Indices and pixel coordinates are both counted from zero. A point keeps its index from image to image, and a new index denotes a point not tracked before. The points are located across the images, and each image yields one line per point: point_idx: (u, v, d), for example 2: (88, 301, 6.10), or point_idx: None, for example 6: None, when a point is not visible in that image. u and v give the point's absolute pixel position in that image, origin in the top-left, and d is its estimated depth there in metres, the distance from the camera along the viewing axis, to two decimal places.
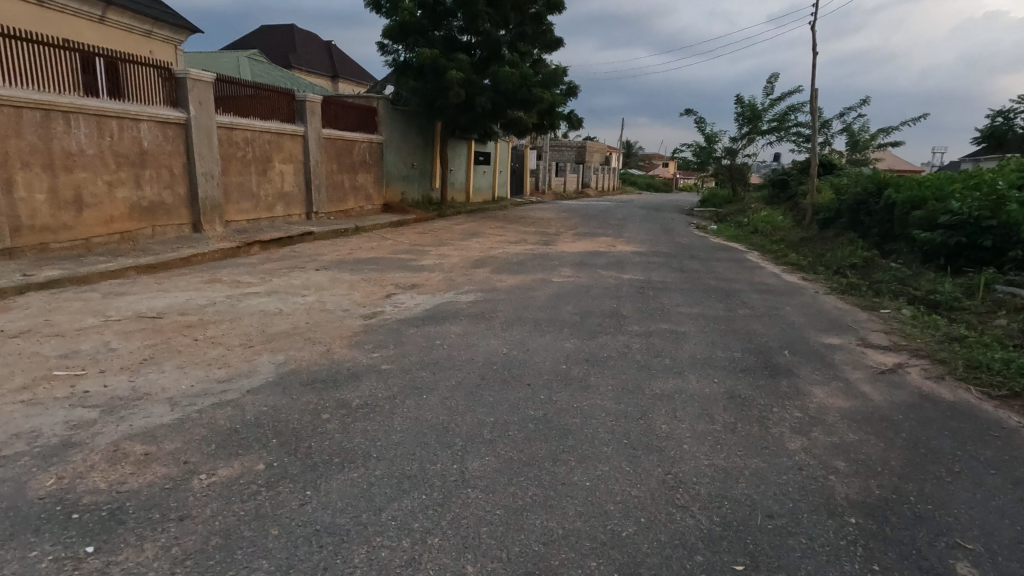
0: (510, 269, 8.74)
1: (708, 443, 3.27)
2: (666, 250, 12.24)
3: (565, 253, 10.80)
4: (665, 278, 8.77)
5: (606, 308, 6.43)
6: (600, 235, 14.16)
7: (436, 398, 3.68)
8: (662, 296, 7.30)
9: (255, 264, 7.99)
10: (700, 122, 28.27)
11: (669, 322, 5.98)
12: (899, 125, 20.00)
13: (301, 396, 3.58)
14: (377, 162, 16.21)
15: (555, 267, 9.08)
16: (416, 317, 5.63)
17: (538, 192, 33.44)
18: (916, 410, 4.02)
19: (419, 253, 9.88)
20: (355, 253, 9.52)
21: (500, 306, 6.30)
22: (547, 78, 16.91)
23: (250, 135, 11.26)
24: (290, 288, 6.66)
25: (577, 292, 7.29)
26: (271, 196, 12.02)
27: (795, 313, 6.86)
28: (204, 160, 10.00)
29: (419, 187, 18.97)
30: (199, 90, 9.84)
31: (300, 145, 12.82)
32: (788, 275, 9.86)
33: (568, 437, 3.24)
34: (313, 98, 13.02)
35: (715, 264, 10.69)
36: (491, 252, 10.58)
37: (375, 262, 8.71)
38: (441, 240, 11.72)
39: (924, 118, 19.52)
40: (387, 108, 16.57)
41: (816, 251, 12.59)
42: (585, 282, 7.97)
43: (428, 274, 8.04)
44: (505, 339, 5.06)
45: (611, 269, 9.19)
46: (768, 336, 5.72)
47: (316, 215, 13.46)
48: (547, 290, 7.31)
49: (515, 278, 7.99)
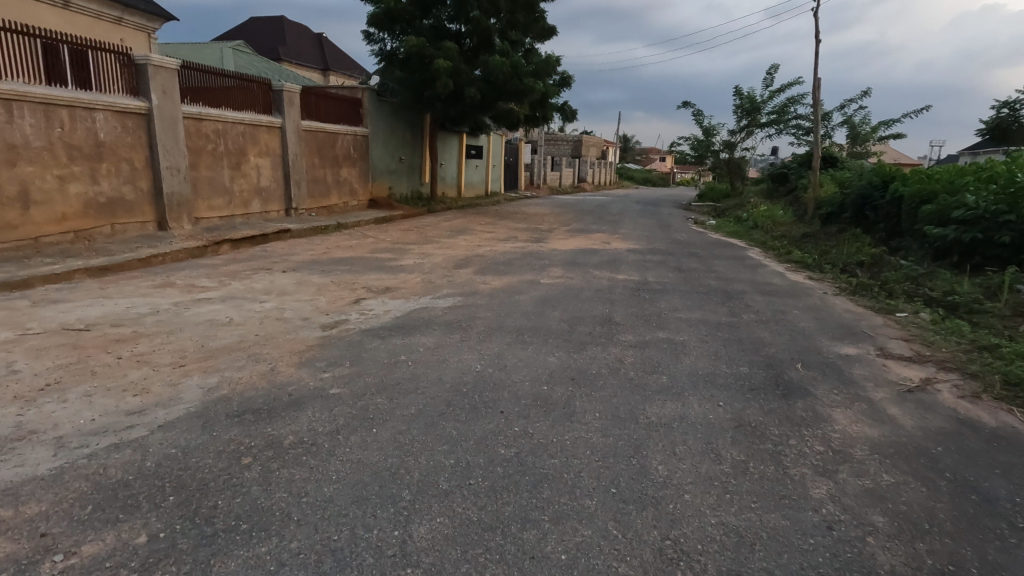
0: (495, 269, 8.12)
1: (715, 492, 2.69)
2: (663, 247, 11.62)
3: (556, 251, 10.18)
4: (662, 278, 8.16)
5: (597, 314, 5.82)
6: (594, 232, 13.55)
7: (388, 432, 3.07)
8: (659, 300, 6.70)
9: (218, 265, 7.36)
10: (699, 115, 27.72)
11: (666, 331, 5.38)
12: (903, 116, 20.79)
13: (222, 432, 2.96)
14: (362, 156, 15.54)
15: (545, 267, 8.48)
16: (383, 327, 5.01)
17: (533, 187, 32.80)
18: (957, 439, 3.43)
19: (401, 252, 9.27)
20: (332, 252, 8.89)
21: (479, 313, 5.68)
22: (540, 68, 16.18)
23: (221, 127, 10.60)
24: (250, 292, 6.04)
25: (566, 295, 6.67)
26: (246, 192, 11.36)
27: (805, 318, 6.26)
28: (169, 153, 9.34)
29: (407, 182, 18.32)
30: (162, 78, 9.17)
31: (277, 137, 12.14)
32: (793, 274, 9.28)
33: (543, 487, 2.65)
34: (291, 88, 12.33)
35: (714, 262, 10.09)
36: (478, 251, 9.96)
37: (351, 262, 8.09)
38: (426, 238, 11.11)
39: (929, 109, 20.13)
40: (373, 99, 15.90)
41: (821, 248, 12.00)
42: (576, 284, 7.37)
43: (406, 275, 7.42)
44: (481, 353, 4.45)
45: (604, 269, 8.59)
46: (778, 346, 5.11)
47: (296, 212, 12.81)
48: (533, 293, 6.70)
49: (499, 279, 7.37)
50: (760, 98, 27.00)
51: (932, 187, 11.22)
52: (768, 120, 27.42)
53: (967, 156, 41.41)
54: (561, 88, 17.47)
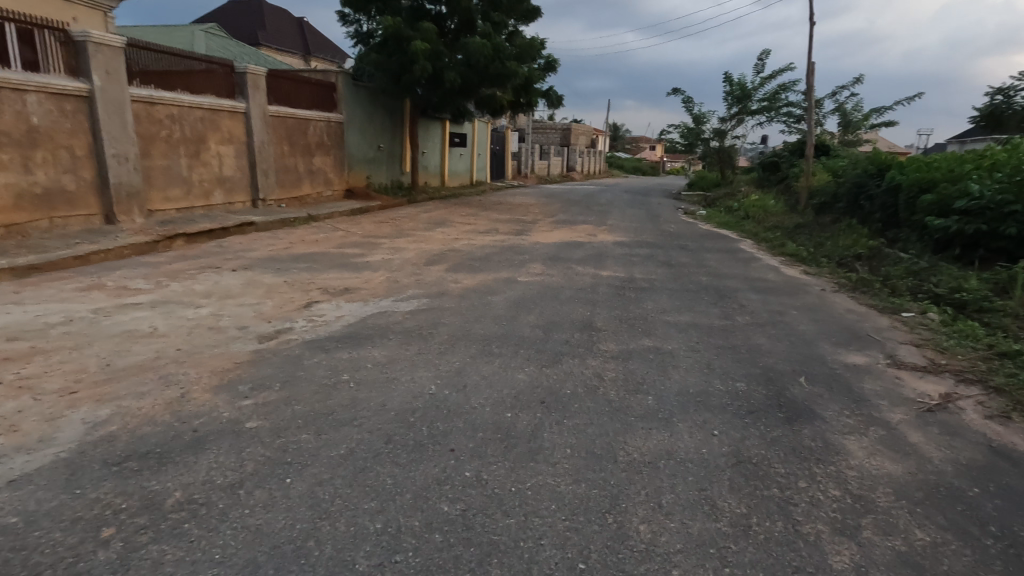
0: (470, 265, 7.50)
1: (711, 567, 2.11)
2: (651, 240, 11.04)
3: (538, 245, 9.57)
4: (650, 275, 7.59)
5: (577, 319, 5.23)
6: (580, 223, 12.94)
7: (304, 485, 2.45)
8: (646, 300, 6.13)
9: (162, 264, 6.68)
10: (688, 103, 27.16)
11: (653, 338, 4.79)
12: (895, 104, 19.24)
13: (89, 489, 2.34)
14: (336, 144, 14.76)
15: (524, 262, 7.88)
16: (331, 337, 4.38)
17: (521, 176, 32.08)
18: (995, 477, 2.88)
19: (369, 247, 8.62)
20: (294, 247, 8.22)
21: (444, 319, 5.06)
22: (523, 51, 15.41)
23: (177, 111, 9.82)
24: (187, 295, 5.37)
25: (544, 295, 6.07)
26: (207, 182, 10.60)
27: (805, 320, 5.73)
28: (115, 140, 8.58)
29: (387, 172, 17.59)
30: (105, 57, 8.38)
31: (242, 123, 11.37)
32: (788, 269, 8.78)
33: (491, 563, 2.06)
34: (256, 69, 11.54)
35: (705, 256, 9.53)
36: (454, 245, 9.33)
37: (312, 258, 7.43)
38: (401, 231, 10.46)
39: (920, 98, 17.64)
40: (348, 84, 15.11)
41: (816, 240, 11.50)
42: (556, 282, 6.77)
43: (370, 273, 6.78)
44: (438, 369, 3.84)
45: (588, 264, 8.01)
46: (778, 355, 4.56)
47: (263, 203, 12.07)
48: (509, 293, 6.10)
49: (472, 277, 6.76)
50: (750, 85, 26.42)
51: (931, 176, 10.73)
52: (759, 107, 26.87)
53: (956, 144, 41.23)
54: (546, 72, 16.77)
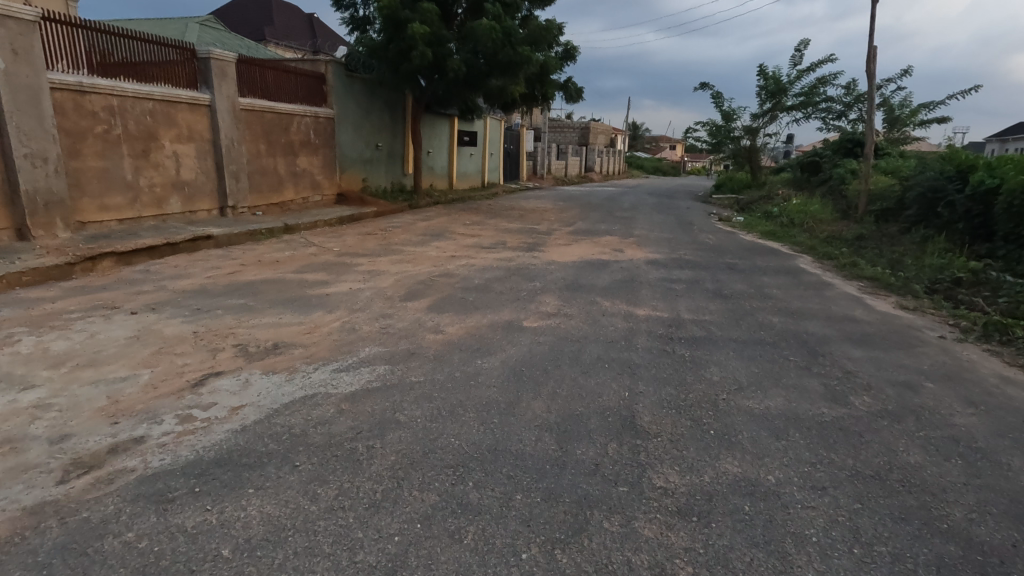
0: (461, 300, 5.68)
1: None
2: (691, 256, 9.10)
3: (554, 266, 7.72)
4: (702, 313, 5.66)
5: (609, 410, 3.37)
6: (603, 235, 11.05)
7: None
8: (708, 363, 4.23)
9: (46, 301, 4.97)
10: (718, 98, 25.07)
11: (737, 458, 2.90)
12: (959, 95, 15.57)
13: None
14: (325, 142, 13.05)
15: (534, 294, 6.06)
16: (193, 467, 2.56)
17: (537, 177, 30.17)
18: None
19: (340, 271, 6.86)
20: (242, 272, 6.48)
21: (401, 410, 3.23)
22: (537, 35, 13.53)
23: (119, 102, 8.16)
24: (30, 363, 3.62)
25: (559, 357, 4.21)
26: (161, 186, 8.94)
27: (956, 403, 3.78)
28: (28, 136, 6.91)
29: (387, 173, 15.86)
30: (13, 33, 6.71)
31: (205, 119, 9.69)
32: (874, 300, 6.84)
33: None
34: (223, 55, 9.87)
35: (761, 280, 7.62)
36: (449, 266, 7.53)
37: (257, 291, 5.69)
38: (388, 246, 8.71)
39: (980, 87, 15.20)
40: (340, 75, 13.42)
41: (890, 257, 9.49)
42: (576, 329, 4.92)
43: (324, 315, 5.01)
44: (355, 567, 2.02)
45: (617, 296, 6.16)
46: (963, 502, 2.64)
47: (234, 210, 10.39)
48: (511, 353, 4.24)
49: (461, 322, 4.94)
50: (787, 78, 24.26)
51: None
52: (796, 103, 24.65)
53: (1005, 139, 38.39)
54: (564, 62, 14.93)
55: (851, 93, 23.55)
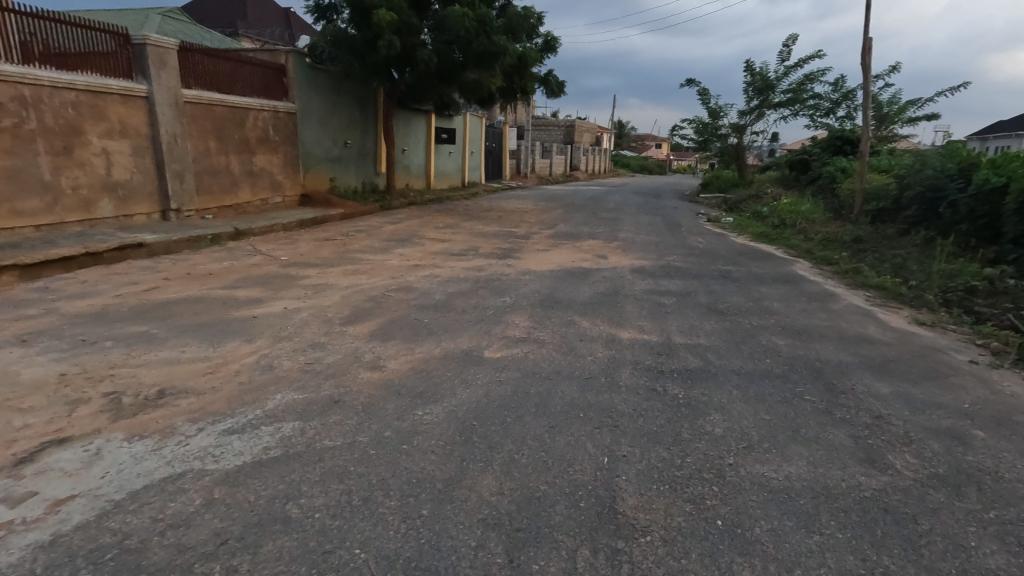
0: (414, 323, 4.82)
1: None
2: (680, 263, 8.31)
3: (529, 277, 6.86)
4: (695, 335, 4.85)
5: (582, 489, 2.53)
6: (585, 239, 10.23)
7: None
8: (707, 409, 3.41)
9: None
10: (704, 95, 24.41)
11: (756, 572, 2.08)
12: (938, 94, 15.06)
13: None
14: (285, 138, 12.06)
15: (502, 313, 5.22)
16: None
17: (520, 176, 29.27)
18: None
19: (282, 286, 5.96)
20: (164, 289, 5.56)
21: (296, 501, 2.34)
22: (514, 24, 12.67)
23: (32, 92, 7.15)
24: None
25: (521, 403, 3.35)
26: (88, 188, 7.93)
27: (1020, 462, 2.98)
28: None
29: (357, 172, 14.91)
30: None
31: (142, 112, 8.69)
32: (885, 315, 6.10)
33: None
34: (162, 41, 8.87)
35: (758, 290, 6.86)
36: (410, 277, 6.66)
37: (171, 313, 4.78)
38: (345, 253, 7.81)
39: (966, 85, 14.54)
40: (303, 67, 12.45)
41: (892, 263, 8.80)
42: (547, 360, 4.08)
43: (241, 345, 4.11)
44: None
45: (598, 313, 5.34)
46: None
47: (178, 214, 9.40)
48: (462, 399, 3.37)
49: (407, 354, 4.05)
50: (774, 74, 23.66)
51: None
52: (783, 99, 24.06)
53: (991, 137, 38.18)
54: (544, 54, 14.10)
55: (839, 90, 23.01)
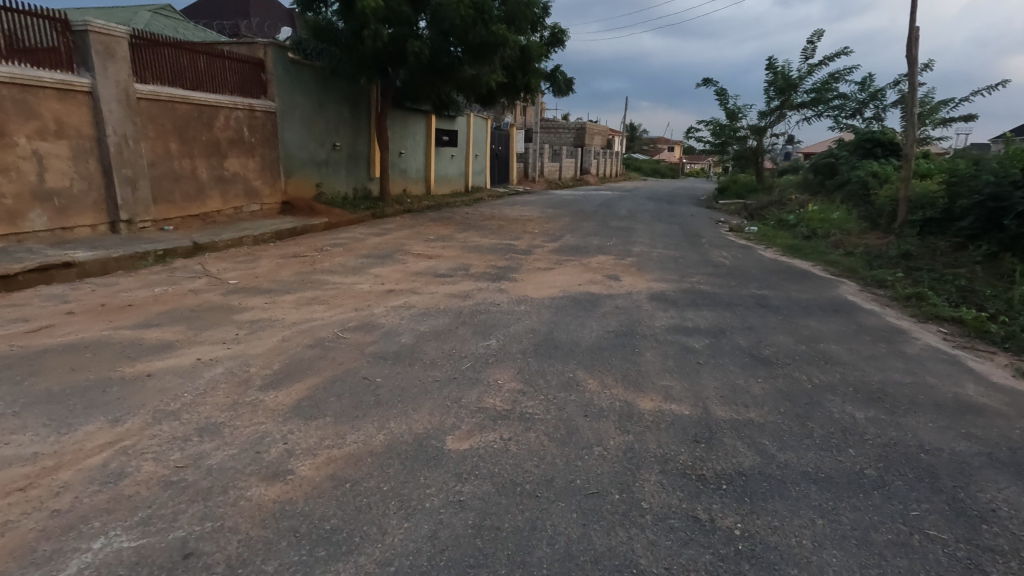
0: (361, 385, 3.57)
1: None
2: (707, 286, 7.02)
3: (525, 307, 5.60)
4: (742, 405, 3.55)
5: None
6: (593, 254, 8.97)
7: None
8: (782, 568, 2.12)
9: None
10: (722, 95, 22.99)
11: None
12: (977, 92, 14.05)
13: None
14: (263, 140, 10.93)
15: (481, 367, 3.96)
16: None
17: (528, 180, 28.00)
18: None
19: (212, 322, 4.77)
20: (58, 329, 4.39)
21: None
22: (517, 12, 11.43)
23: None
24: None
25: (482, 558, 2.09)
26: (14, 197, 6.81)
27: None
28: None
29: (347, 177, 13.75)
30: None
31: (85, 109, 7.58)
32: (975, 363, 4.76)
33: None
34: (108, 28, 7.76)
35: (807, 326, 5.55)
36: (377, 308, 5.43)
37: (36, 370, 3.58)
38: (308, 275, 6.61)
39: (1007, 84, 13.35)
40: (284, 61, 11.30)
41: (957, 285, 7.44)
42: (534, 456, 2.81)
43: (100, 429, 2.90)
44: None
45: (608, 367, 4.06)
46: None
47: (131, 225, 8.28)
48: (389, 548, 2.12)
49: (331, 447, 2.80)
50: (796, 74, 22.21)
51: None
52: (806, 100, 22.58)
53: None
54: (550, 48, 12.87)
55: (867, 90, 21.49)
